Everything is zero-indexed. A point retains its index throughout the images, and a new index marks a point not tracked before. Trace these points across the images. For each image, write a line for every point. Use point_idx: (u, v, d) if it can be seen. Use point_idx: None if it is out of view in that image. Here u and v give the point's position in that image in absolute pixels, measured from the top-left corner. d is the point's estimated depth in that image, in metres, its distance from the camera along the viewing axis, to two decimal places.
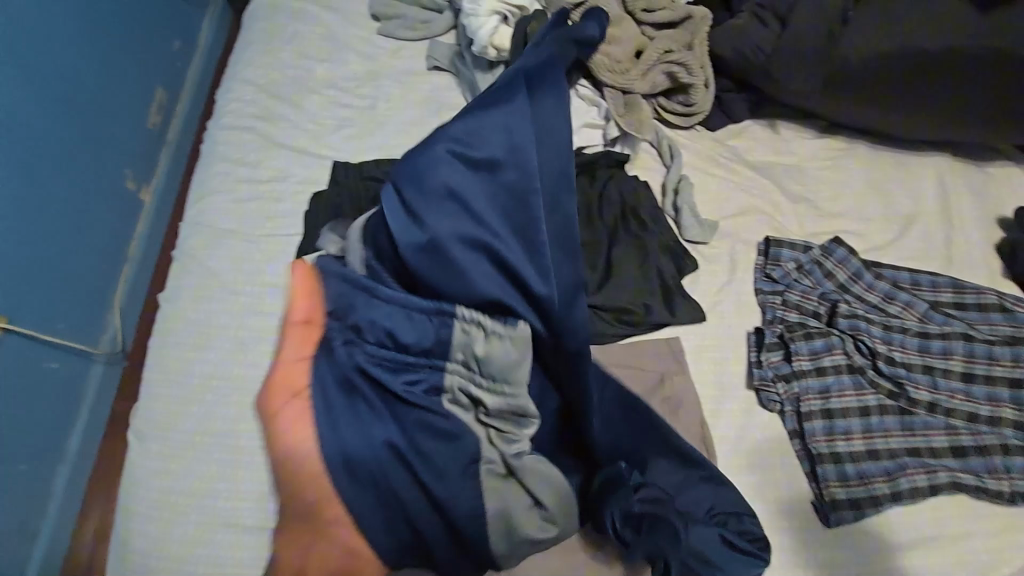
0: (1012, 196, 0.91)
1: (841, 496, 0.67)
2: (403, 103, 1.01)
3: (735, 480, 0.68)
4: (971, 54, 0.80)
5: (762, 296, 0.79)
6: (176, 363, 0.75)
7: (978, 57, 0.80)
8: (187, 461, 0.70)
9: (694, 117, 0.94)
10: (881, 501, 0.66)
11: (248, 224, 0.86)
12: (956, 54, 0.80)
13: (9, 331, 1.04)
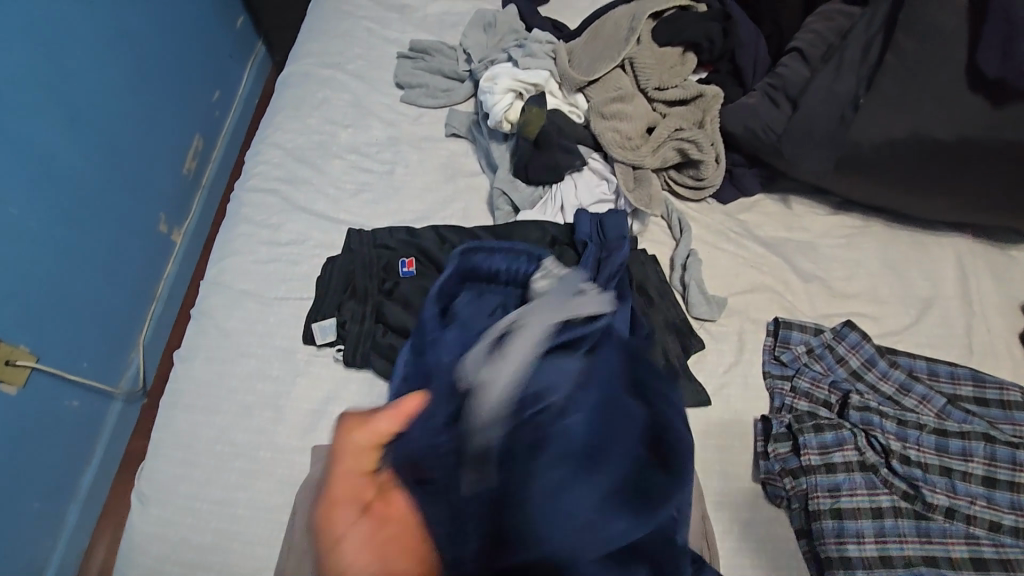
0: None
1: None
2: (421, 168, 1.04)
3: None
4: (980, 145, 0.78)
5: (770, 380, 0.78)
6: (185, 422, 0.76)
7: (989, 147, 0.78)
8: (186, 526, 0.70)
9: (705, 191, 0.94)
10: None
11: (264, 285, 0.89)
12: (965, 144, 0.79)
13: (34, 369, 1.08)
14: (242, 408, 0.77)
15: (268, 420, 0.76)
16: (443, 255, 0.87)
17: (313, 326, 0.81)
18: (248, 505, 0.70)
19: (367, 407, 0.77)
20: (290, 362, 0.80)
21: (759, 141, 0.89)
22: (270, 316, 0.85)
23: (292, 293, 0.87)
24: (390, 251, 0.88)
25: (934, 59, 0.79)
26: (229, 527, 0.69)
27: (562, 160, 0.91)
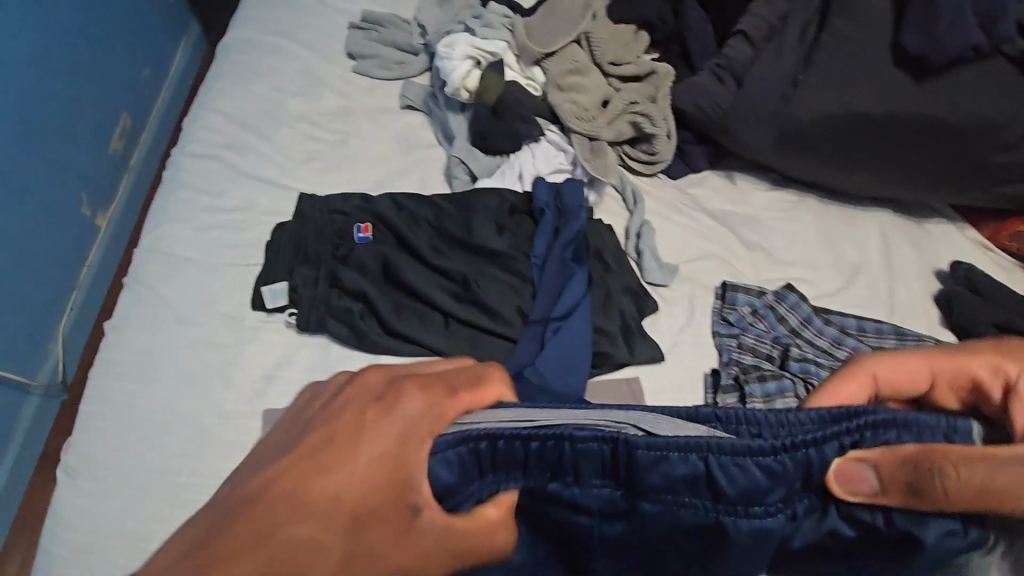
0: (948, 252, 0.97)
1: None
2: (375, 138, 1.02)
3: None
4: (898, 118, 0.84)
5: (718, 339, 0.82)
6: (121, 392, 0.71)
7: (906, 122, 0.84)
8: (120, 498, 0.65)
9: (657, 165, 0.98)
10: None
11: (208, 252, 0.83)
12: (887, 117, 0.84)
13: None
14: (187, 377, 0.72)
15: (216, 387, 0.72)
16: (401, 222, 0.86)
17: (261, 290, 0.78)
18: (192, 472, 0.66)
19: (324, 369, 0.74)
20: (238, 328, 0.76)
21: (707, 117, 0.94)
22: (218, 285, 0.80)
23: (238, 260, 0.83)
24: (345, 216, 0.86)
25: (868, 42, 0.84)
26: (175, 496, 0.65)
27: (523, 129, 0.91)
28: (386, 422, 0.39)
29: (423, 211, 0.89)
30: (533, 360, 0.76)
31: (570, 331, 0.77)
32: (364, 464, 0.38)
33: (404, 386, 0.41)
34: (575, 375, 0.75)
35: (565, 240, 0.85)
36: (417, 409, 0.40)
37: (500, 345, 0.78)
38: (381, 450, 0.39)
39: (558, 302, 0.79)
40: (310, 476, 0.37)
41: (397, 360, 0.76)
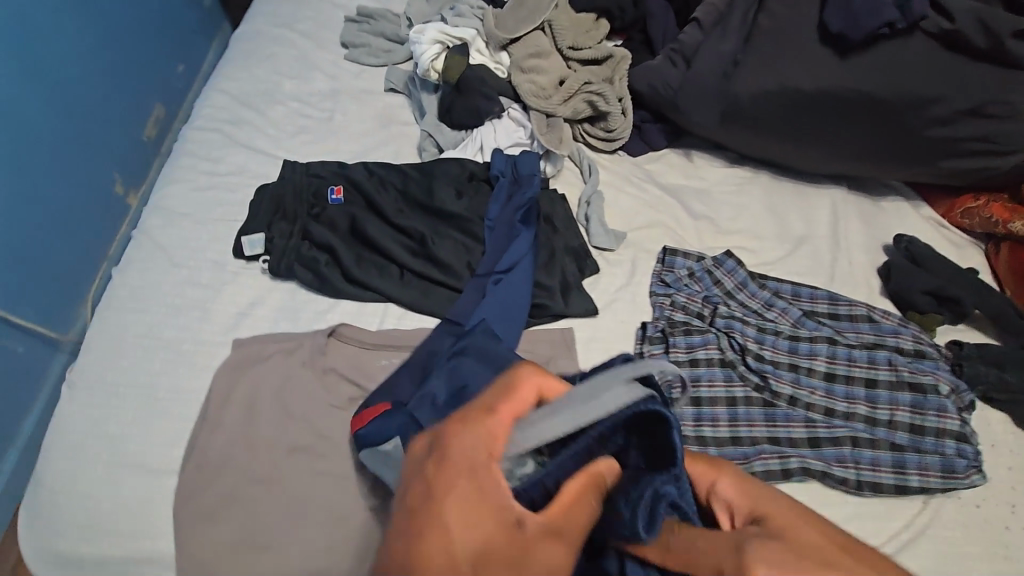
0: (900, 228, 0.98)
1: None
2: (359, 117, 1.12)
3: None
4: (830, 94, 0.87)
5: (654, 297, 0.87)
6: (118, 321, 0.82)
7: (842, 99, 0.87)
8: (109, 406, 0.75)
9: (616, 142, 1.05)
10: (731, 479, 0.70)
11: (202, 209, 0.94)
12: (818, 93, 0.88)
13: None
14: (173, 312, 0.83)
15: (196, 320, 0.82)
16: (370, 185, 0.95)
17: (241, 239, 0.87)
18: (169, 388, 0.77)
19: (289, 309, 0.84)
20: (219, 273, 0.87)
21: (660, 97, 0.99)
22: (207, 236, 0.91)
23: (226, 216, 0.93)
24: (320, 180, 0.96)
25: (800, 21, 0.89)
26: (152, 407, 0.75)
27: (484, 105, 0.99)
28: (463, 462, 0.39)
29: (392, 177, 0.98)
30: (474, 309, 0.82)
31: (511, 283, 0.84)
32: (475, 516, 0.37)
33: (447, 436, 0.40)
34: (512, 325, 0.81)
35: (517, 203, 0.92)
36: (479, 434, 0.40)
37: (450, 294, 0.85)
38: (472, 490, 0.38)
39: (503, 257, 0.86)
40: (434, 569, 0.35)
41: (355, 305, 0.84)
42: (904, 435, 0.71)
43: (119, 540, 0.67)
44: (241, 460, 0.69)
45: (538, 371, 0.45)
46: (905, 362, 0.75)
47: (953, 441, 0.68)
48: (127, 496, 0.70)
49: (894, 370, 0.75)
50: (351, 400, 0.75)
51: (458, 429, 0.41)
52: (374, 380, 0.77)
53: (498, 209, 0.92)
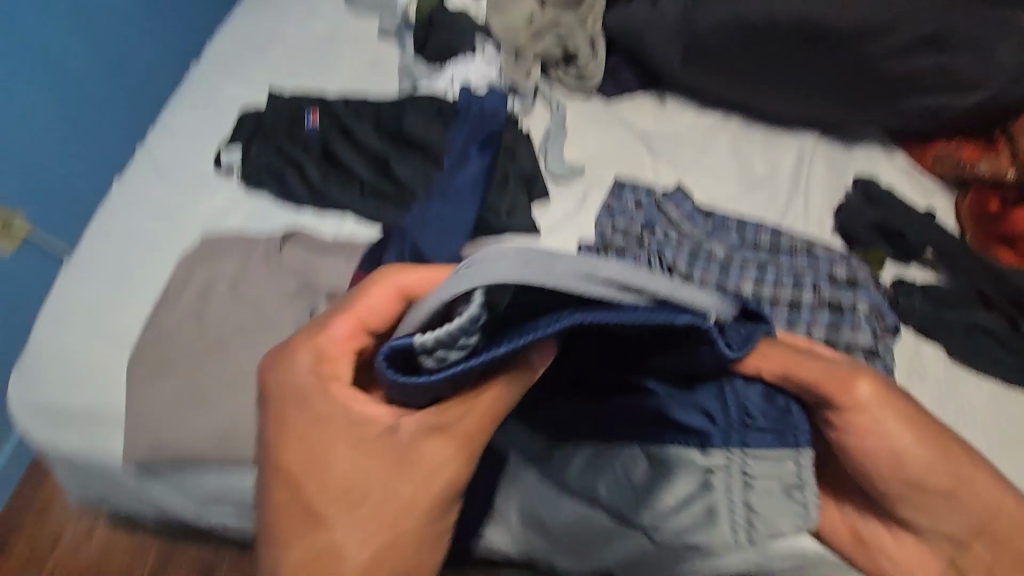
0: (872, 174, 0.95)
1: None
2: (347, 55, 1.17)
3: None
4: (778, 23, 0.89)
5: (598, 223, 0.89)
6: (112, 217, 0.93)
7: (789, 27, 0.89)
8: (92, 285, 0.86)
9: (588, 84, 1.06)
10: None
11: (197, 130, 1.04)
12: (768, 24, 0.90)
13: (27, 238, 1.07)
14: (158, 214, 0.93)
15: (177, 219, 0.92)
16: (344, 112, 1.01)
17: (222, 151, 0.98)
18: (147, 272, 0.87)
19: (258, 215, 0.93)
20: (203, 183, 0.96)
21: (628, 33, 1.01)
22: (199, 152, 1.01)
23: (215, 138, 1.03)
24: (298, 106, 1.03)
25: None
26: (131, 287, 0.85)
27: (455, 41, 1.06)
28: (288, 403, 0.50)
29: (365, 107, 1.02)
30: (421, 222, 0.87)
31: (457, 203, 0.88)
32: (343, 451, 0.49)
33: (274, 377, 0.51)
34: (452, 241, 0.85)
35: (476, 132, 0.95)
36: (299, 377, 0.50)
37: (400, 211, 0.92)
38: (314, 415, 0.49)
39: (457, 179, 0.91)
40: (300, 483, 0.49)
41: (315, 213, 0.93)
42: None
43: (85, 391, 0.78)
44: (193, 331, 0.78)
45: (381, 299, 0.52)
46: (830, 287, 0.75)
47: (862, 357, 0.70)
48: (99, 356, 0.80)
49: (818, 293, 0.75)
50: (295, 293, 0.82)
51: (296, 374, 0.50)
52: (318, 276, 0.83)
53: (460, 136, 0.95)
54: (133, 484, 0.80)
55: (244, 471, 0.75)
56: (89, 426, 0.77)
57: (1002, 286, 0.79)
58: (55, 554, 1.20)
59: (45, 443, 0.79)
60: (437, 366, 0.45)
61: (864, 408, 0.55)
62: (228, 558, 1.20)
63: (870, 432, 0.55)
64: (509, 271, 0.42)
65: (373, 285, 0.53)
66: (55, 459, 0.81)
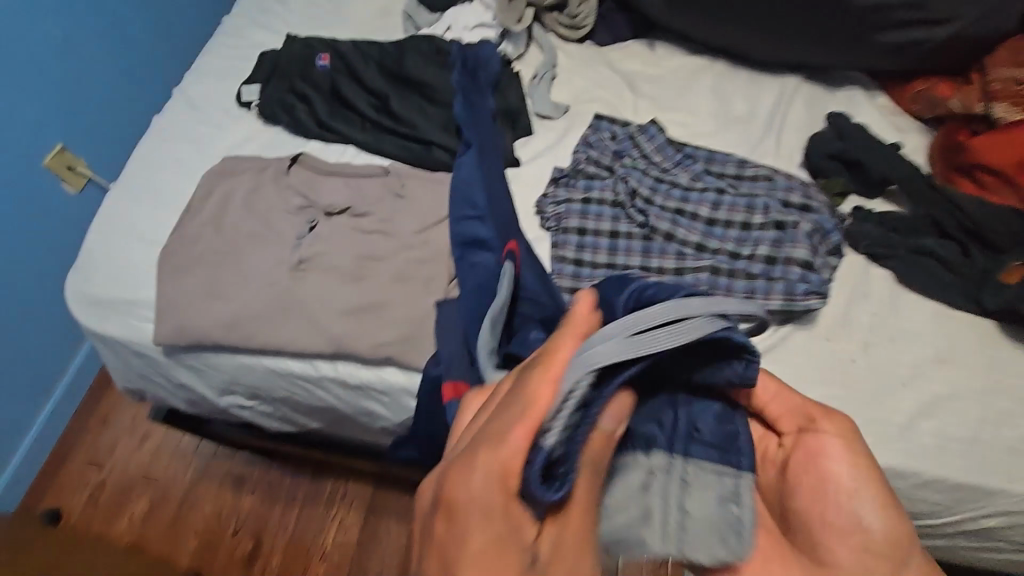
0: (851, 113, 0.97)
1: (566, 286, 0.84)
2: (360, 6, 1.26)
3: None
4: None
5: (574, 153, 0.96)
6: (148, 147, 1.06)
7: None
8: (132, 203, 0.99)
9: (580, 29, 1.12)
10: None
11: (225, 73, 1.16)
12: None
13: (90, 180, 1.32)
14: (189, 143, 1.06)
15: (206, 149, 1.05)
16: (352, 55, 1.11)
17: (242, 88, 1.09)
18: (178, 192, 1.00)
19: (274, 147, 1.05)
20: (228, 120, 1.08)
21: None
22: (225, 93, 1.13)
23: (239, 80, 1.15)
24: (312, 50, 1.14)
25: None
26: (166, 205, 0.99)
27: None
28: (472, 534, 0.39)
29: (372, 50, 1.12)
30: (466, 171, 0.90)
31: (485, 150, 0.91)
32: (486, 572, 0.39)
33: (458, 503, 0.40)
34: (492, 185, 0.88)
35: (482, 75, 1.01)
36: (501, 496, 0.40)
37: (397, 142, 1.02)
38: (485, 544, 0.39)
39: (477, 125, 0.95)
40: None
41: (321, 144, 1.04)
42: (763, 266, 0.78)
43: (126, 287, 0.92)
44: (210, 236, 0.91)
45: (541, 390, 0.42)
46: (779, 209, 0.81)
47: (798, 268, 0.77)
48: (139, 259, 0.94)
49: (767, 214, 0.81)
50: (300, 209, 0.93)
51: (456, 493, 0.40)
52: (318, 195, 0.94)
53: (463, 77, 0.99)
54: (163, 367, 0.93)
55: (249, 357, 0.86)
56: (130, 315, 0.92)
57: (959, 215, 0.80)
58: (110, 458, 1.38)
59: (91, 329, 0.93)
60: (559, 462, 0.42)
61: (809, 445, 0.53)
62: (254, 470, 1.36)
63: (794, 466, 0.54)
64: (619, 354, 0.44)
65: (537, 380, 0.43)
66: (102, 344, 0.96)
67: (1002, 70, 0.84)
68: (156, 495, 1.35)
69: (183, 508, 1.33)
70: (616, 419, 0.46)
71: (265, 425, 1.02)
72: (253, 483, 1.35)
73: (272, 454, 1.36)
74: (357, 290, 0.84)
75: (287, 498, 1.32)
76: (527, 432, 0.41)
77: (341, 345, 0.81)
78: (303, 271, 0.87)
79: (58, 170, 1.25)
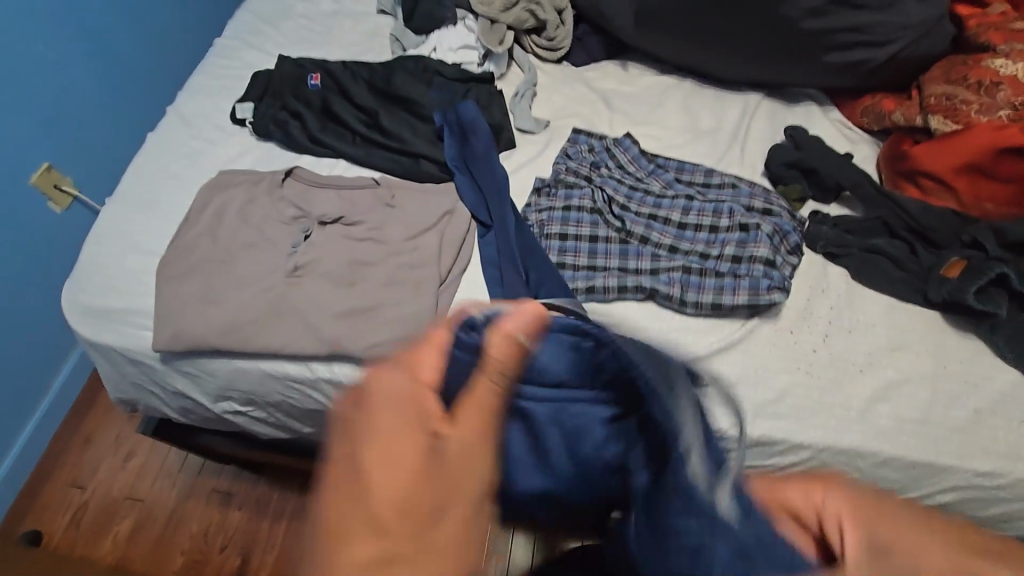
0: (808, 126, 1.05)
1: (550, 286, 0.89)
2: (348, 30, 1.32)
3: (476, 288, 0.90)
4: None
5: (555, 164, 1.02)
6: (143, 162, 1.10)
7: None
8: (128, 215, 1.03)
9: (557, 50, 1.19)
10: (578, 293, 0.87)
11: (217, 92, 1.21)
12: None
13: (76, 199, 1.34)
14: (184, 158, 1.10)
15: (200, 163, 1.09)
16: (342, 74, 1.17)
17: (235, 106, 1.14)
18: (173, 204, 1.04)
19: (268, 161, 1.09)
20: (221, 136, 1.13)
21: (591, 7, 1.15)
22: (218, 111, 1.17)
23: (232, 98, 1.20)
24: (304, 70, 1.19)
25: None
26: (160, 217, 1.02)
27: (440, 13, 1.21)
28: (382, 413, 0.43)
29: (360, 70, 1.17)
30: (490, 248, 0.94)
31: (502, 217, 0.94)
32: (390, 446, 0.42)
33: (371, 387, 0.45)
34: (519, 253, 0.91)
35: (477, 136, 1.03)
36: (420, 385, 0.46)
37: (386, 155, 1.07)
38: (395, 424, 0.43)
39: (485, 193, 0.98)
40: (361, 499, 0.40)
41: (312, 158, 1.09)
42: (730, 265, 0.85)
43: (121, 295, 0.95)
44: (207, 245, 0.94)
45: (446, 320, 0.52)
46: (743, 212, 0.88)
47: (762, 266, 0.84)
48: (135, 269, 0.97)
49: (733, 217, 0.88)
50: (293, 219, 0.97)
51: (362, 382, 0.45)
52: (312, 206, 0.98)
53: (457, 149, 1.04)
54: (158, 374, 0.96)
55: (246, 360, 0.89)
56: (125, 323, 0.94)
57: (904, 217, 0.89)
58: (95, 477, 1.38)
59: (85, 337, 0.95)
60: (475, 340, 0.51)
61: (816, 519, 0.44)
62: (242, 486, 1.36)
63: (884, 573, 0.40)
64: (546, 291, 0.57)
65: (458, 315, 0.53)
66: (95, 353, 0.97)
67: (937, 87, 0.93)
68: (142, 513, 1.34)
69: (170, 526, 1.32)
70: (526, 331, 0.49)
71: (257, 432, 1.03)
72: (241, 499, 1.35)
73: (260, 469, 1.36)
74: (352, 294, 0.88)
75: (275, 512, 1.33)
76: (438, 341, 0.50)
77: (336, 347, 0.85)
78: (298, 277, 0.91)
79: (44, 188, 1.27)
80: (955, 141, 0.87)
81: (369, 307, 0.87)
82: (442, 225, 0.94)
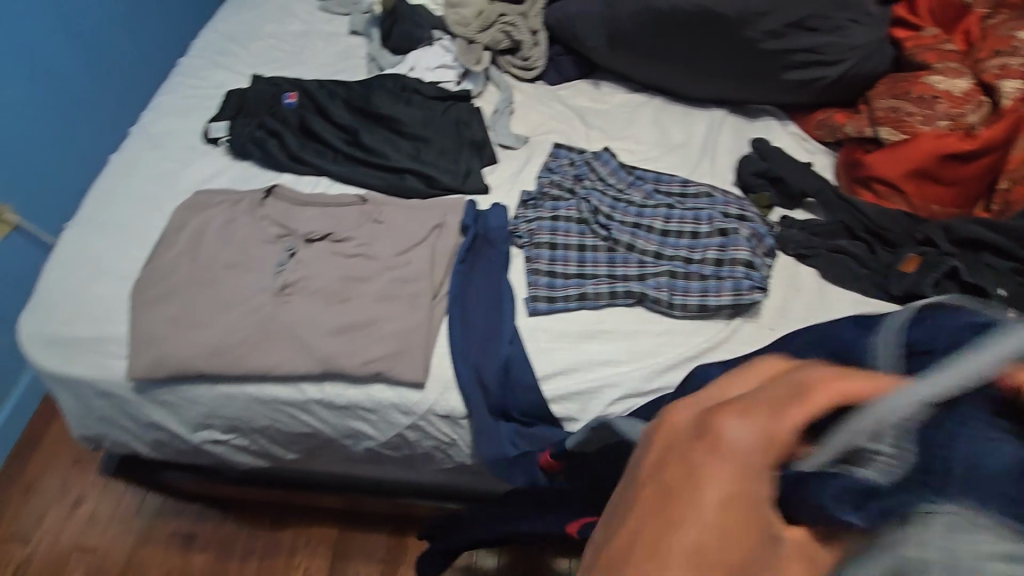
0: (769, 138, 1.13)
1: (542, 294, 0.90)
2: (321, 50, 1.31)
3: (471, 302, 0.90)
4: (683, 12, 1.07)
5: (538, 178, 1.05)
6: (108, 183, 1.05)
7: (692, 14, 1.06)
8: (91, 238, 0.97)
9: (532, 71, 1.24)
10: (569, 300, 0.90)
11: (184, 113, 1.17)
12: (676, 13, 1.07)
13: (16, 227, 1.26)
14: (153, 178, 1.06)
15: (170, 183, 1.05)
16: (319, 93, 1.16)
17: (209, 125, 1.11)
18: (142, 226, 0.99)
19: (243, 181, 1.07)
20: (191, 156, 1.10)
21: (564, 29, 1.20)
22: (186, 132, 1.14)
23: (201, 117, 1.16)
24: (279, 90, 1.18)
25: None
26: (127, 239, 0.98)
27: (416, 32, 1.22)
28: (713, 488, 0.39)
29: (338, 89, 1.17)
30: (473, 381, 0.83)
31: (499, 350, 0.85)
32: (710, 519, 0.38)
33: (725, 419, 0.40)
34: (512, 392, 0.83)
35: (493, 252, 0.95)
36: (756, 467, 0.39)
37: (370, 172, 1.07)
38: (716, 504, 0.38)
39: (488, 312, 0.89)
40: (665, 540, 0.39)
41: (293, 176, 1.08)
42: (713, 269, 0.90)
43: (90, 323, 0.90)
44: (187, 267, 0.91)
45: (806, 399, 0.39)
46: (722, 218, 0.94)
47: (743, 268, 0.89)
48: (104, 294, 0.92)
49: (713, 223, 0.93)
50: (277, 238, 0.95)
51: (679, 450, 0.42)
52: (296, 224, 0.96)
53: (466, 252, 0.94)
54: (132, 406, 0.90)
55: (232, 385, 0.86)
56: (95, 352, 0.88)
57: (863, 220, 0.96)
58: (40, 527, 1.26)
59: (50, 371, 0.88)
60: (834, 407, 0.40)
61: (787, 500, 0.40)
62: (208, 524, 1.26)
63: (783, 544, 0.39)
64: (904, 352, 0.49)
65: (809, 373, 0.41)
66: (59, 387, 0.91)
67: (883, 101, 1.02)
68: (92, 564, 1.22)
69: None
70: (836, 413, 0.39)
71: (237, 462, 0.97)
72: (206, 539, 1.24)
73: (226, 506, 1.26)
74: (347, 311, 0.87)
75: (245, 549, 1.23)
76: (814, 410, 0.39)
77: (332, 365, 0.83)
78: (286, 296, 0.89)
79: None
80: (901, 151, 0.97)
81: (364, 324, 0.86)
82: (431, 240, 0.95)
